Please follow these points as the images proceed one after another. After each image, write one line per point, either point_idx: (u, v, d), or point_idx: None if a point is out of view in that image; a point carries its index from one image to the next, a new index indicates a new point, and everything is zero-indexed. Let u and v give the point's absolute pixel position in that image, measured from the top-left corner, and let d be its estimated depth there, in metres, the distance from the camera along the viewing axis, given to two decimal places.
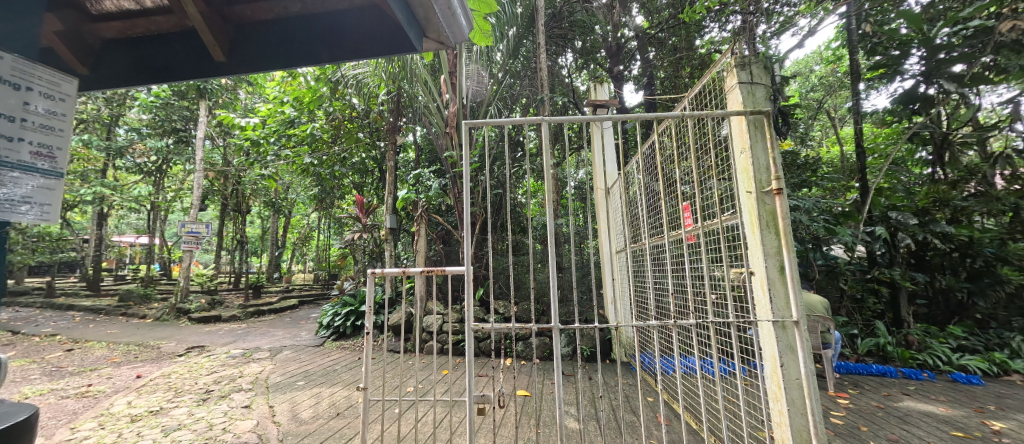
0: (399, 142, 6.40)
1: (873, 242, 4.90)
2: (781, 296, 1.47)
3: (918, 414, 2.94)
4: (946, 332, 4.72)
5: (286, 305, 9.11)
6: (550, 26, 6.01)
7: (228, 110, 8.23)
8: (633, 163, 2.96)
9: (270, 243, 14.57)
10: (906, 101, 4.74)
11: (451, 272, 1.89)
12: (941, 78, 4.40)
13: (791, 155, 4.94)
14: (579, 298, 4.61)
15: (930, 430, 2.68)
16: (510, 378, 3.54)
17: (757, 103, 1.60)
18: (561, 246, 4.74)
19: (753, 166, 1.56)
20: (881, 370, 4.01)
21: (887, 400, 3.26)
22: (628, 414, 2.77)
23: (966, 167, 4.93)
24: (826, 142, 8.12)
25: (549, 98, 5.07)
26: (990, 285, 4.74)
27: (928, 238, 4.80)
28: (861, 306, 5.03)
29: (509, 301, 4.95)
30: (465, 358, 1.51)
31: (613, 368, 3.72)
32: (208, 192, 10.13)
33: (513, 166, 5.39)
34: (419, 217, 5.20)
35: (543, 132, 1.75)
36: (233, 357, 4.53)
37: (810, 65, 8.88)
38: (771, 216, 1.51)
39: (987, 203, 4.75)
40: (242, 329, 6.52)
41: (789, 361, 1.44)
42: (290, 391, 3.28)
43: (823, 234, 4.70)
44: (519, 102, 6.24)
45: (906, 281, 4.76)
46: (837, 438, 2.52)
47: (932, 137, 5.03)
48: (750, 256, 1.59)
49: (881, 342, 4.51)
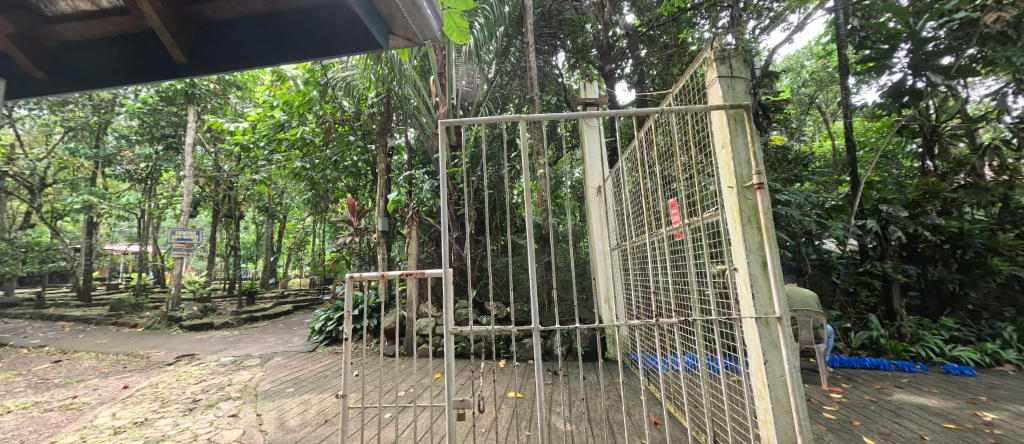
0: (389, 143, 6.38)
1: (864, 235, 4.90)
2: (764, 292, 1.45)
3: (911, 407, 2.93)
4: (938, 325, 4.69)
5: (280, 311, 9.03)
6: (539, 25, 5.95)
7: (217, 115, 8.18)
8: (624, 161, 2.95)
9: (264, 249, 14.52)
10: (893, 95, 4.70)
11: (431, 274, 1.83)
12: (929, 70, 4.32)
13: (782, 151, 5.06)
14: (570, 297, 4.58)
15: (922, 422, 2.67)
16: (502, 380, 3.50)
17: (737, 97, 1.58)
18: (553, 246, 4.69)
19: (734, 161, 1.53)
20: (875, 364, 3.99)
21: (881, 394, 3.25)
22: (620, 414, 2.74)
23: (956, 159, 4.89)
24: (818, 136, 8.17)
25: (539, 97, 5.06)
26: (982, 277, 4.71)
27: (918, 230, 4.80)
28: (853, 299, 4.99)
29: (502, 302, 4.94)
30: (445, 362, 1.46)
31: (606, 368, 3.70)
32: (200, 199, 10.01)
33: (505, 166, 5.41)
34: (409, 219, 5.15)
35: (521, 132, 1.65)
36: (223, 365, 4.48)
37: (802, 60, 8.88)
38: (753, 212, 1.49)
39: (976, 195, 4.80)
40: (234, 336, 6.45)
41: (772, 358, 1.42)
42: (277, 399, 3.22)
43: (814, 228, 4.75)
44: (510, 102, 6.25)
45: (898, 274, 4.73)
46: (828, 434, 2.50)
47: (921, 129, 4.95)
48: (734, 252, 1.57)
49: (873, 335, 4.51)
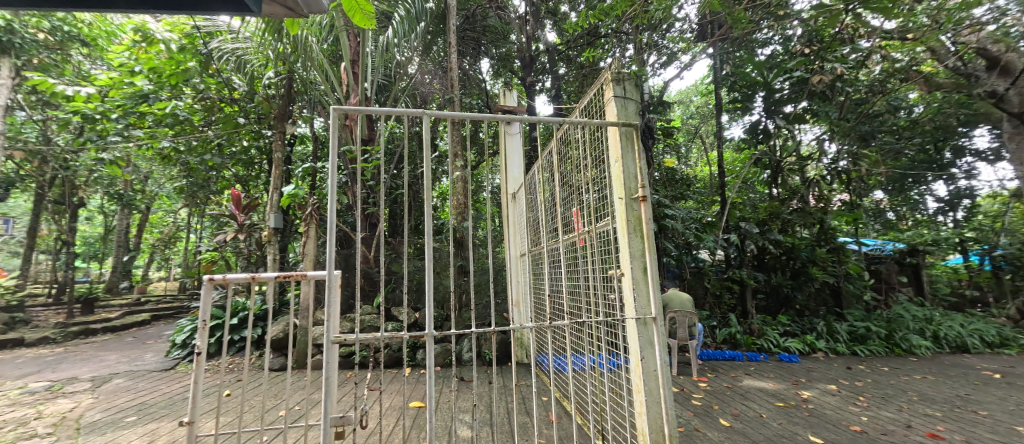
0: (289, 131, 5.69)
1: (728, 247, 5.83)
2: (644, 296, 1.61)
3: (755, 391, 3.54)
4: (776, 321, 5.80)
5: (130, 323, 7.32)
6: (462, 27, 5.96)
7: (47, 73, 6.40)
8: (535, 169, 3.05)
9: (114, 245, 11.75)
10: (750, 133, 5.99)
11: (314, 276, 1.55)
12: (777, 114, 5.49)
13: (670, 172, 5.82)
14: (481, 302, 4.56)
15: (762, 403, 3.24)
16: (404, 390, 3.32)
17: (629, 117, 1.74)
18: (467, 250, 4.66)
19: (624, 174, 1.67)
20: (732, 355, 4.76)
21: (735, 381, 3.87)
22: (521, 416, 2.79)
23: (791, 188, 6.05)
24: (699, 162, 9.59)
25: (459, 98, 5.00)
26: (805, 281, 5.96)
27: (765, 244, 5.84)
28: (719, 301, 5.91)
29: (410, 307, 4.72)
30: (323, 376, 1.24)
31: (512, 371, 3.76)
32: (12, 178, 7.69)
33: (421, 166, 5.23)
34: (308, 216, 4.62)
35: (424, 127, 1.49)
36: (29, 394, 3.43)
37: (690, 95, 10.39)
38: (638, 222, 1.64)
39: (802, 217, 5.95)
40: (53, 355, 5.03)
41: (648, 355, 1.56)
42: (110, 432, 2.57)
43: (692, 240, 5.53)
44: (430, 101, 6.09)
45: (751, 280, 5.74)
46: (694, 418, 2.88)
47: (770, 164, 6.09)
48: (621, 258, 1.71)
49: (732, 331, 5.38)
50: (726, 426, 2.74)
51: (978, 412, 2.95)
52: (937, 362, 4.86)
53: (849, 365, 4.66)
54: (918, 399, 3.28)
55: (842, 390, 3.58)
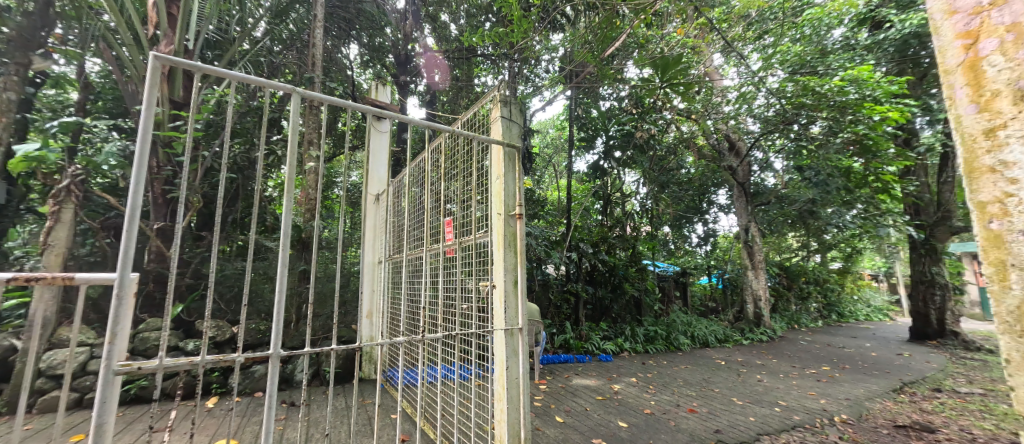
0: (35, 64, 3.86)
1: (568, 264, 6.76)
2: (513, 307, 1.70)
3: (581, 388, 4.17)
4: (598, 327, 6.98)
5: None
6: (331, 2, 5.29)
7: None
8: (406, 173, 2.91)
9: None
10: (592, 170, 7.24)
11: (88, 281, 1.06)
12: (610, 158, 6.96)
13: (528, 193, 6.47)
14: (325, 312, 4.00)
15: (587, 398, 3.84)
16: (207, 429, 2.59)
17: (512, 139, 1.85)
18: (314, 254, 4.05)
19: (505, 191, 1.75)
20: (565, 358, 5.49)
21: (567, 380, 4.47)
22: (367, 439, 2.53)
23: (616, 217, 7.41)
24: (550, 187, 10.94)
25: (321, 80, 4.38)
26: (619, 294, 7.23)
27: (596, 263, 6.96)
28: (558, 310, 6.79)
29: (226, 322, 3.77)
30: (92, 426, 0.84)
31: (359, 391, 3.40)
32: None
33: (261, 149, 4.31)
34: (57, 192, 3.15)
35: (290, 105, 1.27)
36: None
37: (548, 127, 11.87)
38: (512, 237, 1.74)
39: (623, 242, 7.22)
40: None
41: (512, 363, 1.65)
42: None
43: (542, 256, 6.22)
44: (281, 74, 5.13)
45: (583, 292, 6.78)
46: (536, 419, 3.17)
47: (602, 195, 7.36)
48: (494, 271, 1.78)
49: (566, 337, 6.24)
50: (560, 422, 3.11)
51: (713, 390, 4.20)
52: (692, 355, 6.68)
53: (642, 360, 5.98)
54: (682, 383, 4.46)
55: (639, 381, 4.55)
